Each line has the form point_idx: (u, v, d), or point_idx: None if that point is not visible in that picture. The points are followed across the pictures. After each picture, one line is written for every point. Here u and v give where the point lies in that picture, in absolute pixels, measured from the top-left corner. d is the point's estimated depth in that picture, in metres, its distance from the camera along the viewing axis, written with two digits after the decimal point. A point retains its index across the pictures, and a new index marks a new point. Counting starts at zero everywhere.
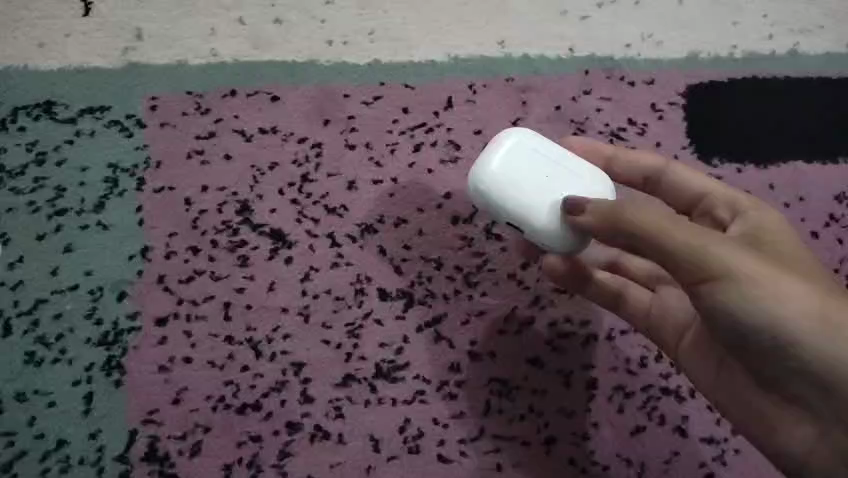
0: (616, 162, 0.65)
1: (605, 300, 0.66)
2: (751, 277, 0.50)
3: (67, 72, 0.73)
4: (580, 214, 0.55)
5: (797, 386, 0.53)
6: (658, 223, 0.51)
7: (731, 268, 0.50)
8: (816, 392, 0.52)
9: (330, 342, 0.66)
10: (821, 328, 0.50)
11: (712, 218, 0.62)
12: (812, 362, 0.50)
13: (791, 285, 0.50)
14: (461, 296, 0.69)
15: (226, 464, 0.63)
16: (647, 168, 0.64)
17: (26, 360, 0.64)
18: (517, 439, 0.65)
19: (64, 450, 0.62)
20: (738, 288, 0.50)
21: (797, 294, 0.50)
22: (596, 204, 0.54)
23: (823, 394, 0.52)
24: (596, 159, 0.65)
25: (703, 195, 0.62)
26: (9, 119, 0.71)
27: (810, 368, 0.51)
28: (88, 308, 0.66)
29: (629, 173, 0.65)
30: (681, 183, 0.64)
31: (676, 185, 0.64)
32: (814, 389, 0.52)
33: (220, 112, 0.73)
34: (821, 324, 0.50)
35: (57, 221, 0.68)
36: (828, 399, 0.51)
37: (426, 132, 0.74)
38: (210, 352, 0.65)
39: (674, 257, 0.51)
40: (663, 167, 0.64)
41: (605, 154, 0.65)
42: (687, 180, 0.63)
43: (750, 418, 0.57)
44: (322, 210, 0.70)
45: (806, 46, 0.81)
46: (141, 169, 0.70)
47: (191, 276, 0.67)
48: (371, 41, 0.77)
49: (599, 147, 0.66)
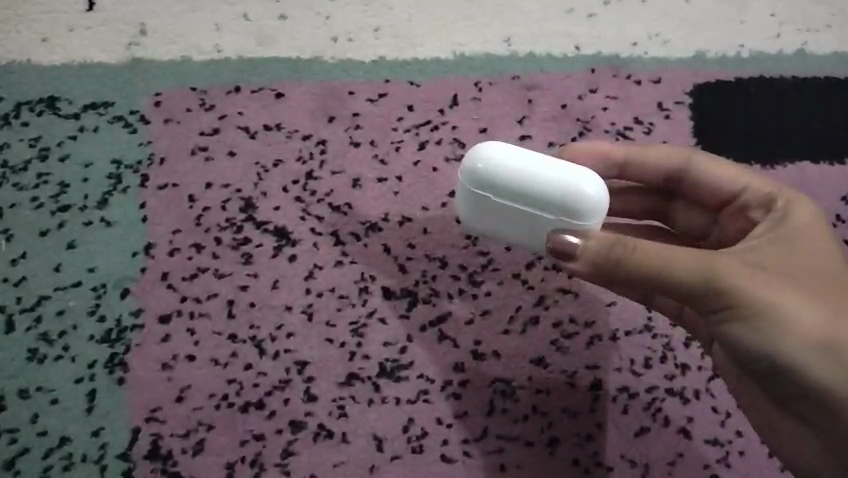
0: (632, 164, 0.64)
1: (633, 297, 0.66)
2: (760, 304, 0.49)
3: (70, 67, 0.72)
4: (571, 260, 0.56)
5: (805, 406, 0.53)
6: (668, 256, 0.51)
7: (741, 296, 0.50)
8: (820, 412, 0.52)
9: (334, 341, 0.66)
10: (827, 350, 0.49)
11: (745, 217, 0.60)
12: (815, 384, 0.50)
13: (797, 312, 0.49)
14: (465, 295, 0.68)
15: (229, 463, 0.62)
16: (666, 167, 0.63)
17: (29, 357, 0.64)
18: (521, 439, 0.65)
19: (66, 448, 0.62)
20: (746, 319, 0.50)
21: (803, 319, 0.49)
22: (586, 246, 0.55)
23: (827, 415, 0.52)
24: (610, 166, 0.64)
25: (738, 191, 0.61)
26: (12, 114, 0.71)
27: (812, 389, 0.51)
28: (91, 305, 0.65)
29: (646, 174, 0.65)
30: (705, 180, 0.62)
31: (700, 179, 0.62)
32: (818, 407, 0.52)
33: (224, 108, 0.72)
34: (827, 347, 0.49)
35: (60, 217, 0.68)
36: (832, 418, 0.52)
37: (431, 130, 0.73)
38: (213, 349, 0.65)
39: (686, 290, 0.51)
40: (684, 164, 0.63)
41: (618, 159, 0.64)
42: (712, 174, 0.62)
43: (764, 423, 0.59)
44: (326, 208, 0.70)
45: (813, 45, 0.81)
46: (145, 165, 0.70)
47: (195, 273, 0.67)
48: (375, 38, 0.76)
49: (611, 152, 0.64)
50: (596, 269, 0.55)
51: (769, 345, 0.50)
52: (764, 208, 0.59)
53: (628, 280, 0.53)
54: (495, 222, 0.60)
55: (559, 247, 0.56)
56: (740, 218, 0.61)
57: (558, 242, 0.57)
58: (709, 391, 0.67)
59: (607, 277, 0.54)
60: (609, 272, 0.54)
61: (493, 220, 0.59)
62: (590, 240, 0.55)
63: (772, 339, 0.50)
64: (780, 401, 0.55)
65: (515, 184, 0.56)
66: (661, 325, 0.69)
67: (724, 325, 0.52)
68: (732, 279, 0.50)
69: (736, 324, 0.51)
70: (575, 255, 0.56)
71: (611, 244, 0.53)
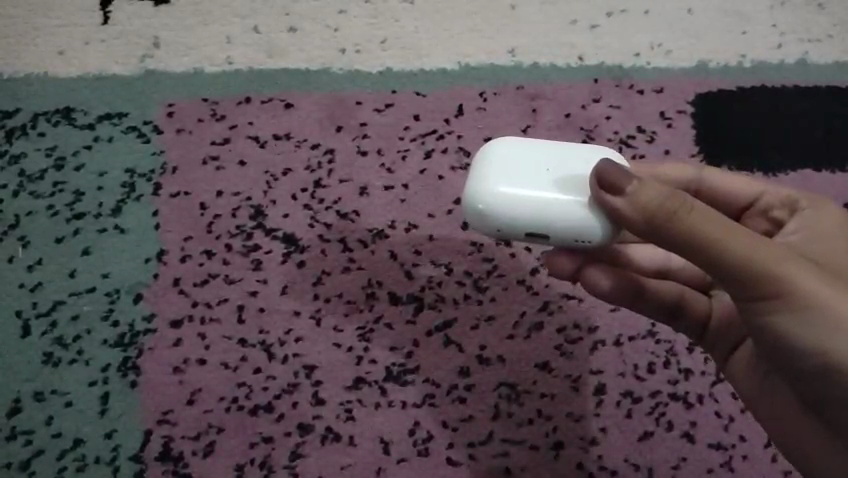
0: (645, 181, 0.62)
1: (659, 313, 0.64)
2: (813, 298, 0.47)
3: (86, 79, 0.74)
4: (617, 197, 0.48)
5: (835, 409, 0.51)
6: (726, 232, 0.47)
7: (795, 287, 0.47)
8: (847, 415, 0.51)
9: (342, 346, 0.67)
10: None
11: (765, 218, 0.60)
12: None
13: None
14: (470, 301, 0.69)
15: (239, 464, 0.63)
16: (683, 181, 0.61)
17: (44, 360, 0.65)
18: (526, 442, 0.66)
19: (80, 449, 0.63)
20: (796, 310, 0.47)
21: None
22: (639, 192, 0.47)
23: None
24: None
25: (757, 196, 0.60)
26: (29, 125, 0.72)
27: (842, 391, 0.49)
28: (105, 310, 0.67)
29: None
30: (723, 191, 0.61)
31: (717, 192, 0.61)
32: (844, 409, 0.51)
33: (235, 118, 0.74)
34: None
35: (75, 224, 0.70)
36: None
37: (437, 139, 0.75)
38: (223, 354, 0.66)
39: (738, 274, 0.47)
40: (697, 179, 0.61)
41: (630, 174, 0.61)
42: (728, 186, 0.61)
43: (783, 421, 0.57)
44: (334, 215, 0.71)
45: (815, 55, 0.82)
46: (158, 174, 0.72)
47: (206, 279, 0.68)
48: (383, 50, 0.78)
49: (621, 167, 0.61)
50: (639, 227, 0.48)
51: (817, 341, 0.48)
52: (787, 209, 0.58)
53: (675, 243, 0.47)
54: (513, 179, 0.54)
55: (608, 179, 0.48)
56: (759, 220, 0.60)
57: (608, 173, 0.49)
58: (712, 396, 0.68)
59: (645, 232, 0.48)
60: (655, 233, 0.47)
61: (512, 176, 0.54)
62: (645, 185, 0.47)
63: (822, 335, 0.48)
64: (800, 390, 0.54)
65: (535, 141, 0.56)
66: (664, 330, 0.70)
67: (770, 314, 0.49)
68: (787, 268, 0.47)
69: (784, 315, 0.48)
70: (623, 191, 0.48)
71: (668, 199, 0.47)
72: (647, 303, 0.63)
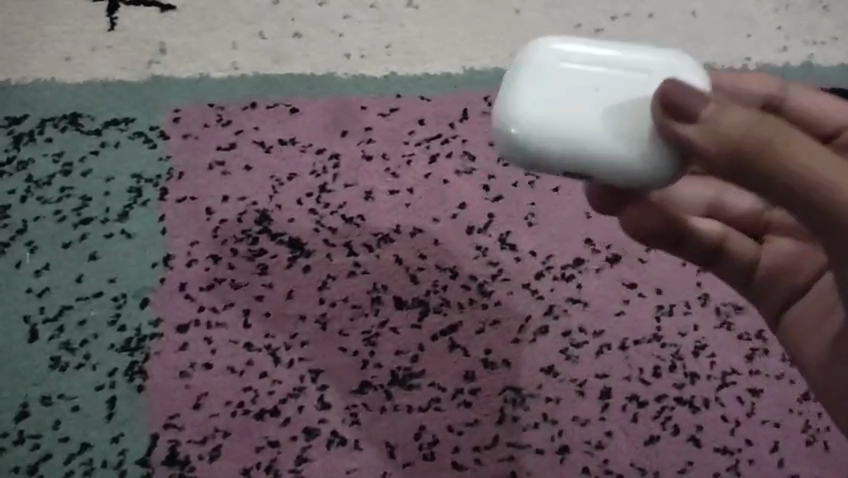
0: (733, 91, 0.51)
1: (705, 252, 0.56)
2: None
3: (93, 86, 0.75)
4: (683, 124, 0.38)
5: None
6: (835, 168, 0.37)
7: None
8: None
9: (348, 350, 0.67)
10: None
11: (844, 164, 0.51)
12: None
13: None
14: (476, 305, 0.70)
15: (245, 468, 0.63)
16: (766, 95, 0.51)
17: (51, 365, 0.66)
18: (531, 446, 0.66)
19: (88, 453, 0.63)
20: None
21: None
22: (716, 113, 0.37)
23: None
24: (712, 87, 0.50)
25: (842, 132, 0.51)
26: (36, 131, 0.73)
27: None
28: (112, 314, 0.67)
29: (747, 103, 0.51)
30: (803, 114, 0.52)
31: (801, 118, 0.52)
32: None
33: (241, 123, 0.74)
34: None
35: (82, 230, 0.70)
36: None
37: (442, 144, 0.75)
38: (230, 358, 0.67)
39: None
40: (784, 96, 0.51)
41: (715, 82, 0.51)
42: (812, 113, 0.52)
43: None
44: (340, 219, 0.72)
45: (821, 57, 0.82)
46: (164, 180, 0.72)
47: (212, 283, 0.69)
48: (388, 54, 0.79)
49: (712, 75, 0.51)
50: (723, 165, 0.37)
51: None
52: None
53: (756, 180, 0.37)
54: (559, 114, 0.45)
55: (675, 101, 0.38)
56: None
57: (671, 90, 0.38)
58: (718, 400, 0.68)
59: (732, 173, 0.38)
60: (745, 170, 0.37)
61: (560, 109, 0.45)
62: (727, 111, 0.37)
63: None
64: None
65: (602, 55, 0.47)
66: (669, 334, 0.70)
67: None
68: None
69: None
70: (697, 116, 0.38)
71: (757, 121, 0.37)
72: (691, 241, 0.55)
